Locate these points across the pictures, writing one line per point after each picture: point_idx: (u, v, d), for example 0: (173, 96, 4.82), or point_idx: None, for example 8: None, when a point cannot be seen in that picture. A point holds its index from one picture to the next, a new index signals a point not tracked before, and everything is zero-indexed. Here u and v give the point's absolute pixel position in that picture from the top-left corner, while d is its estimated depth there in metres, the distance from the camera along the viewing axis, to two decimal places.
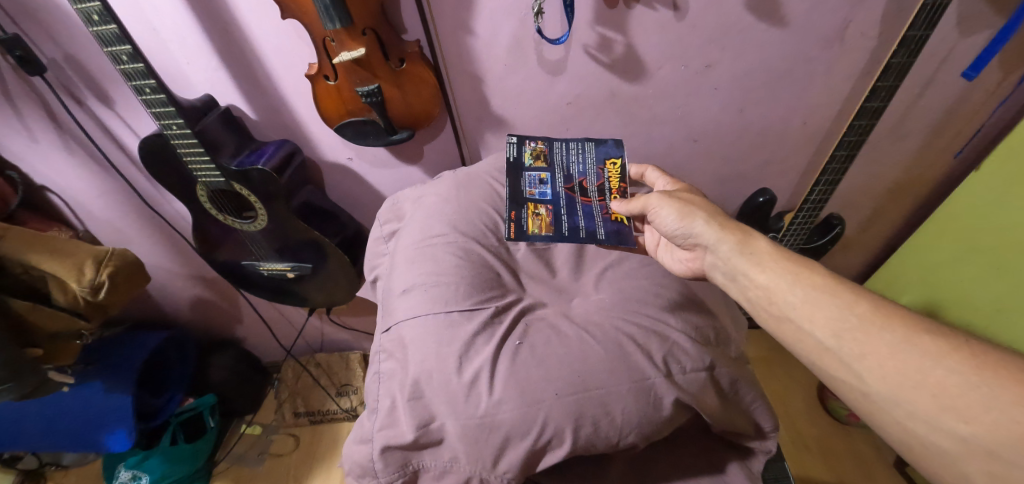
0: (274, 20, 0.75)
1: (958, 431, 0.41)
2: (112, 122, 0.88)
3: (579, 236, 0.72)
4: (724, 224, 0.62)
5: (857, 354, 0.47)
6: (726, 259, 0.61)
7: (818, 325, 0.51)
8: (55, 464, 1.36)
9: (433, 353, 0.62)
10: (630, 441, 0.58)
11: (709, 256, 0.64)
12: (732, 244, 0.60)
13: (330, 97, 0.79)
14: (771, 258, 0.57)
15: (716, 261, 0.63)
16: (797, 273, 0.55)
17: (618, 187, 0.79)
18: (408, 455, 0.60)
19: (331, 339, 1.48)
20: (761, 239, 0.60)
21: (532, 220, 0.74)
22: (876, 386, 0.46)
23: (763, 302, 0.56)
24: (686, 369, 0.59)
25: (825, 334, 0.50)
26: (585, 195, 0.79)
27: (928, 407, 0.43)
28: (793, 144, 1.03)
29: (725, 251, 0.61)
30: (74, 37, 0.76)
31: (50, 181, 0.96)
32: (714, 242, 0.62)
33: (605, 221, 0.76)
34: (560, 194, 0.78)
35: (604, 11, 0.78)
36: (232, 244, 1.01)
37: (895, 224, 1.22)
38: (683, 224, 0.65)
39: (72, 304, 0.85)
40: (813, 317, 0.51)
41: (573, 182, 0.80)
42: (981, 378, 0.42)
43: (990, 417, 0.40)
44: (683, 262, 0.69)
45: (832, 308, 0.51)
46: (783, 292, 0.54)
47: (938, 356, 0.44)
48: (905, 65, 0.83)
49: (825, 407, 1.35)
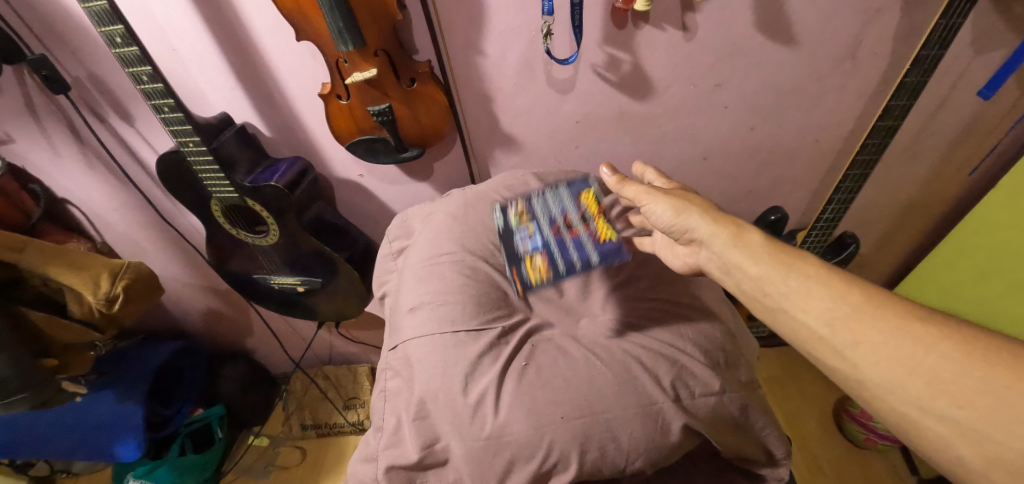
0: (289, 42, 0.77)
1: (952, 416, 0.39)
2: (131, 138, 0.91)
3: (577, 266, 0.66)
4: (718, 217, 0.58)
5: (850, 342, 0.44)
6: (720, 253, 0.56)
7: (813, 315, 0.47)
8: (66, 471, 1.38)
9: (439, 372, 0.62)
10: (637, 466, 0.56)
11: (704, 251, 0.59)
12: (726, 237, 0.56)
13: (342, 115, 0.80)
14: (764, 250, 0.53)
15: (710, 256, 0.58)
16: (790, 263, 0.51)
17: (599, 212, 0.73)
18: (412, 474, 0.60)
19: (339, 352, 1.48)
20: (755, 232, 0.55)
21: (529, 269, 0.70)
22: (870, 373, 0.43)
23: (757, 294, 0.52)
24: (695, 394, 0.58)
25: (818, 323, 0.47)
26: (572, 228, 0.71)
27: (921, 393, 0.40)
28: (804, 163, 1.02)
29: (718, 245, 0.57)
30: (98, 57, 0.78)
31: (71, 194, 0.99)
32: (708, 237, 0.58)
33: (594, 245, 0.69)
34: (547, 238, 0.71)
35: (613, 32, 0.79)
36: (245, 258, 1.02)
37: (912, 243, 1.20)
38: (677, 219, 0.61)
39: (87, 316, 0.87)
40: (806, 305, 0.48)
41: (557, 222, 0.72)
42: (976, 362, 0.39)
43: (983, 401, 0.37)
44: (681, 259, 0.66)
45: (825, 296, 0.47)
46: (777, 283, 0.51)
47: (931, 343, 0.41)
48: (919, 84, 0.82)
49: (840, 430, 1.32)
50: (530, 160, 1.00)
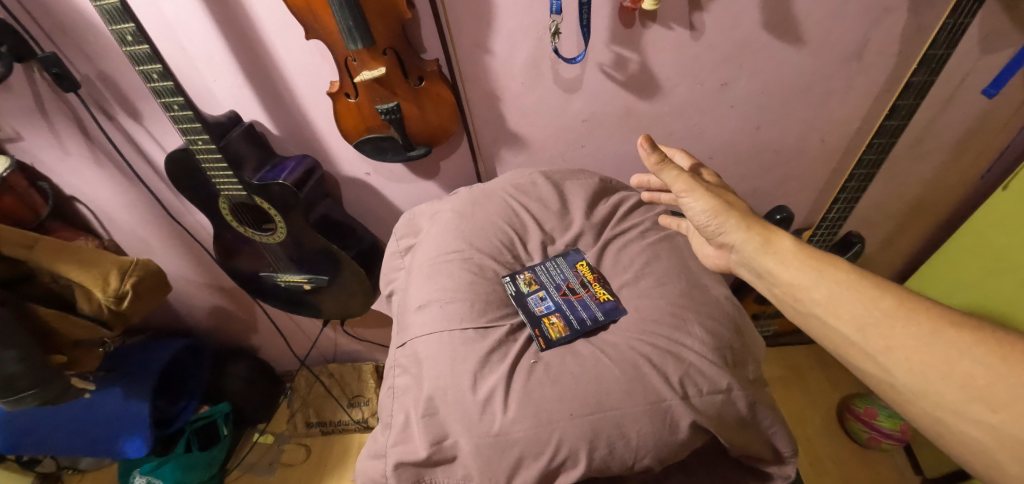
0: (298, 41, 0.77)
1: (985, 419, 0.40)
2: (140, 136, 0.91)
3: (590, 325, 0.66)
4: (751, 224, 0.59)
5: (883, 347, 0.46)
6: (751, 260, 0.58)
7: (842, 320, 0.49)
8: (72, 468, 1.38)
9: (448, 369, 0.62)
10: (646, 463, 0.57)
11: (735, 255, 0.61)
12: (757, 245, 0.57)
13: (350, 113, 0.81)
14: (795, 258, 0.54)
15: (741, 260, 0.60)
16: (821, 269, 0.52)
17: (596, 275, 0.73)
18: (421, 471, 0.60)
19: (344, 350, 1.49)
20: (786, 237, 0.57)
21: (548, 327, 0.66)
22: (902, 378, 0.45)
23: (788, 298, 0.54)
24: (703, 391, 0.58)
25: (850, 329, 0.48)
26: (574, 290, 0.71)
27: (955, 397, 0.42)
28: (811, 162, 1.02)
29: (749, 251, 0.58)
30: (108, 55, 0.79)
31: (79, 192, 1.00)
32: (739, 243, 0.59)
33: (597, 304, 0.69)
34: (556, 304, 0.69)
35: (620, 31, 0.79)
36: (252, 255, 1.03)
37: (917, 243, 1.20)
38: (714, 221, 0.61)
39: (97, 313, 0.88)
40: (838, 311, 0.49)
41: (561, 290, 0.71)
42: (1010, 368, 0.40)
43: (1019, 406, 0.39)
44: (711, 257, 0.69)
45: (856, 302, 0.49)
46: (808, 288, 0.52)
47: (964, 348, 0.42)
48: (926, 84, 0.81)
49: (844, 430, 1.32)
50: (536, 159, 1.00)
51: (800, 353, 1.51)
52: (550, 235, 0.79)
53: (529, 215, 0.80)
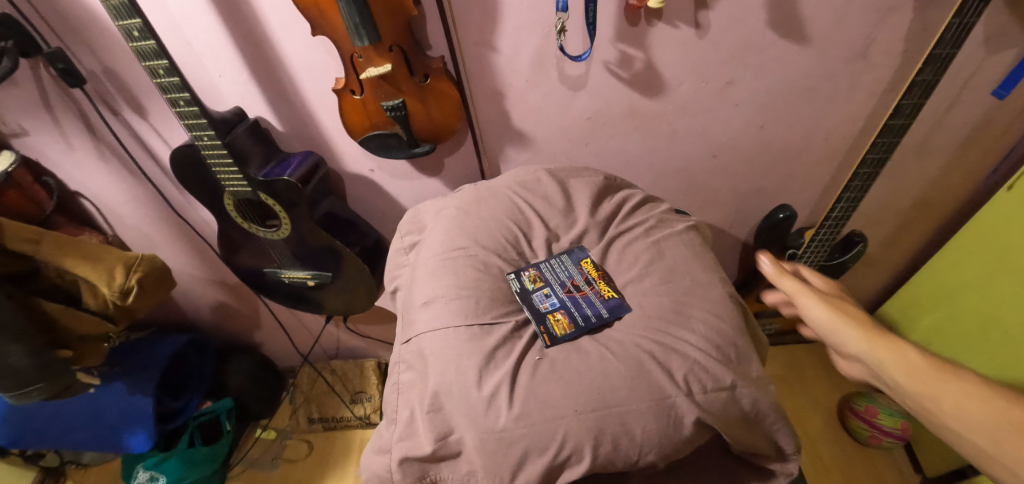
0: (303, 37, 0.77)
1: None
2: (145, 132, 0.91)
3: (595, 322, 0.67)
4: (870, 334, 0.60)
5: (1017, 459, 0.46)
6: (879, 370, 0.58)
7: (974, 431, 0.50)
8: (75, 462, 1.39)
9: (453, 365, 0.63)
10: (650, 459, 0.57)
11: (866, 367, 0.61)
12: (882, 352, 0.58)
13: (355, 110, 0.81)
14: (915, 367, 0.55)
15: (877, 376, 0.60)
16: (944, 380, 0.53)
17: (601, 273, 0.73)
18: (426, 467, 0.61)
19: (346, 346, 1.49)
20: (913, 349, 0.57)
21: (553, 324, 0.67)
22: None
23: (921, 412, 0.55)
24: (707, 388, 0.59)
25: (980, 438, 0.49)
26: (579, 287, 0.71)
27: None
28: (814, 161, 1.02)
29: (874, 360, 0.59)
30: (114, 51, 0.79)
31: (84, 187, 1.00)
32: (862, 352, 0.60)
33: (601, 301, 0.69)
34: (562, 300, 0.70)
35: (625, 29, 0.79)
36: (256, 251, 1.03)
37: (919, 242, 1.20)
38: (831, 325, 0.64)
39: (102, 308, 0.88)
40: (967, 419, 0.50)
41: (566, 286, 0.71)
42: None
43: None
44: (850, 367, 0.67)
45: (984, 412, 0.50)
46: (932, 398, 0.53)
47: None
48: (930, 84, 0.81)
49: (845, 428, 1.33)
50: (540, 156, 1.00)
51: (800, 351, 1.51)
52: (555, 233, 0.79)
53: (533, 212, 0.80)
